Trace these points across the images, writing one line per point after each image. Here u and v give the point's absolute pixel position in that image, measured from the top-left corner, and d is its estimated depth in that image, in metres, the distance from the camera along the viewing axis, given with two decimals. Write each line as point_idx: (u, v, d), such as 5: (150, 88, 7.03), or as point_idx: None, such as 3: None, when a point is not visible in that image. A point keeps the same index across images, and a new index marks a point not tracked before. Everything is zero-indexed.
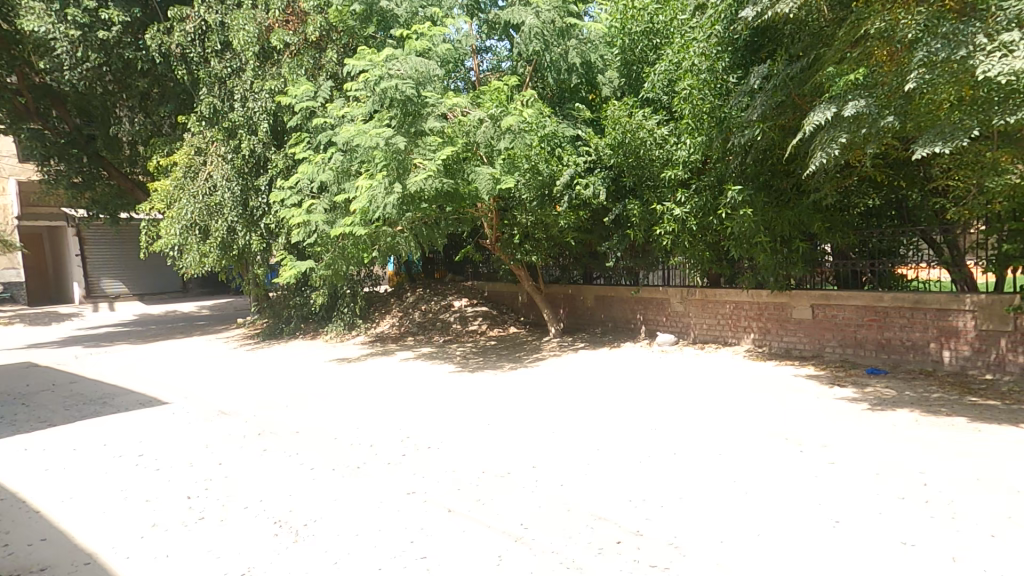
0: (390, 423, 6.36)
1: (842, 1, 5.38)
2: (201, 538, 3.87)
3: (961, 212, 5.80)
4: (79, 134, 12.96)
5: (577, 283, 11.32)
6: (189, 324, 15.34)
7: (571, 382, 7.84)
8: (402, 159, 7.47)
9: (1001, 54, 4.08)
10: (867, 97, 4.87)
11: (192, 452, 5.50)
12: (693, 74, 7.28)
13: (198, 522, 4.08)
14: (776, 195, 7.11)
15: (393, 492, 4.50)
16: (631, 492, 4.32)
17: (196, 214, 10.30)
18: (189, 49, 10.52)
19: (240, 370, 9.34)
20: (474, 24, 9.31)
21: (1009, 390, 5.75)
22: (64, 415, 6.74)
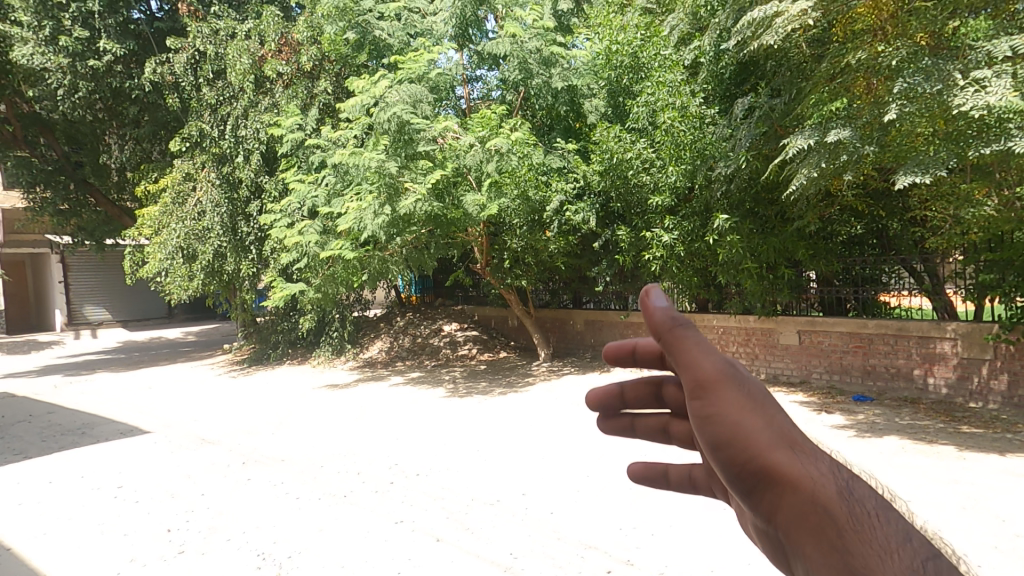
0: (379, 451, 6.25)
1: (819, 38, 5.62)
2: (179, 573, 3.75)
3: (939, 241, 5.94)
4: (67, 161, 12.96)
5: (566, 307, 11.40)
6: (174, 351, 15.14)
7: (561, 407, 7.79)
8: (393, 182, 7.48)
9: (974, 89, 4.19)
10: (847, 126, 4.93)
11: (174, 483, 5.36)
12: (673, 108, 7.36)
13: (177, 556, 3.97)
14: (761, 222, 7.25)
15: (381, 521, 4.41)
16: (623, 520, 4.26)
17: (183, 238, 10.25)
18: (182, 78, 10.60)
19: (225, 397, 9.18)
20: (464, 55, 9.46)
21: (993, 418, 5.80)
22: (39, 446, 6.55)
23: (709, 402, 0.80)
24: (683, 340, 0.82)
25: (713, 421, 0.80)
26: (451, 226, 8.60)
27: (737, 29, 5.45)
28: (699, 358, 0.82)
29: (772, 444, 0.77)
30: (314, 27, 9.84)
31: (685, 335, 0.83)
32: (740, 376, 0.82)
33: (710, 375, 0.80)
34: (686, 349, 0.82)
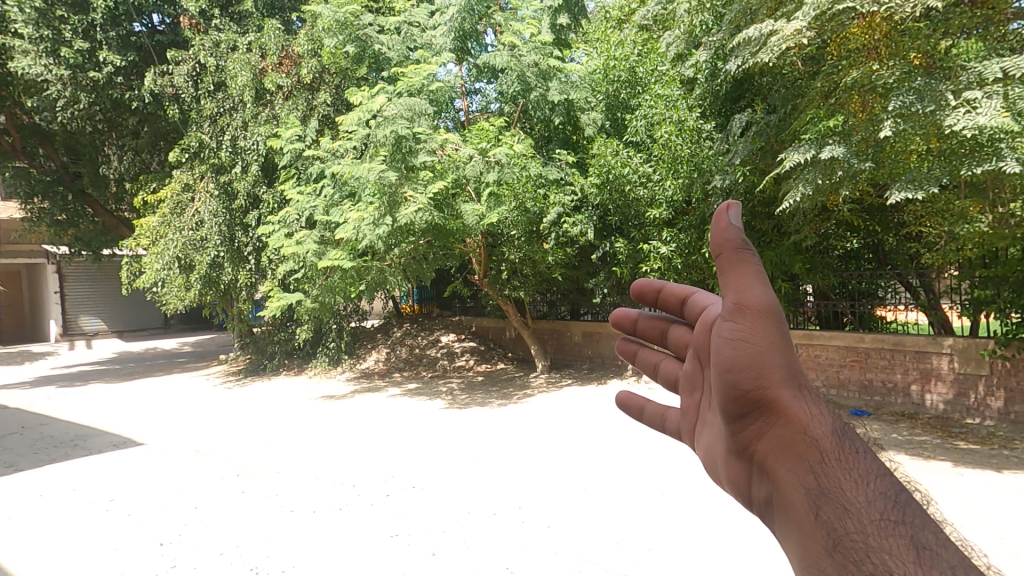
0: (374, 463, 6.21)
1: (813, 56, 5.69)
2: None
3: (935, 257, 5.96)
4: (66, 172, 12.98)
5: (564, 319, 11.43)
6: (170, 362, 15.05)
7: (558, 419, 7.76)
8: (393, 193, 7.50)
9: (966, 109, 4.23)
10: (842, 142, 4.95)
11: (167, 496, 5.30)
12: (670, 122, 7.41)
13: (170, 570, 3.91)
14: (757, 236, 7.30)
15: (376, 535, 4.36)
16: (621, 535, 4.21)
17: (181, 248, 10.26)
18: (182, 90, 10.67)
19: (221, 408, 9.13)
20: (463, 68, 9.54)
21: (990, 434, 5.80)
22: (31, 459, 6.48)
23: (749, 323, 1.14)
24: (744, 265, 1.16)
25: (740, 336, 1.15)
26: (449, 237, 8.62)
27: (736, 51, 5.48)
28: (751, 289, 1.15)
29: (778, 367, 1.13)
30: (314, 40, 9.91)
31: (746, 262, 1.16)
32: (777, 316, 1.14)
33: (754, 304, 1.14)
34: (743, 275, 1.15)
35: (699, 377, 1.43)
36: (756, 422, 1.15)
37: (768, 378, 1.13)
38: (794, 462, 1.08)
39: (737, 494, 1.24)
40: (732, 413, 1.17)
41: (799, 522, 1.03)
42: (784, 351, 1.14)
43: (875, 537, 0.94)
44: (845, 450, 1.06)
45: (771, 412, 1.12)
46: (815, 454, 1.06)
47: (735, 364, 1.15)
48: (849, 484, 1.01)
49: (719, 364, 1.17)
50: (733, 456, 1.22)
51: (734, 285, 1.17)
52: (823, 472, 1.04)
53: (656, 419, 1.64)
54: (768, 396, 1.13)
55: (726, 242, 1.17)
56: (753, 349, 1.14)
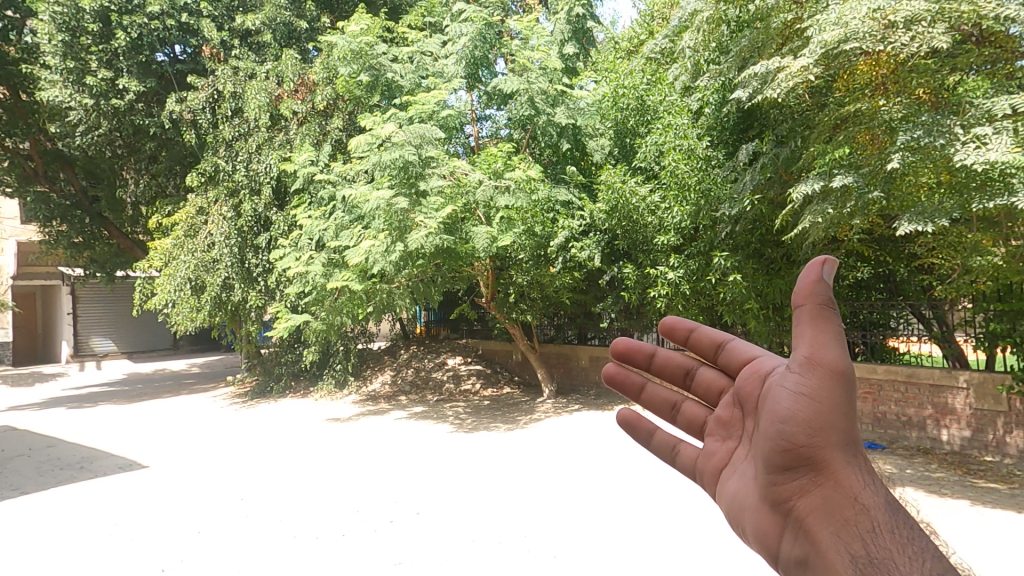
0: (378, 488, 6.12)
1: (822, 89, 5.72)
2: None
3: (948, 290, 5.92)
4: (84, 195, 13.26)
5: (572, 343, 11.40)
6: (176, 383, 15.07)
7: (564, 445, 7.65)
8: (404, 219, 7.58)
9: (975, 145, 4.24)
10: (854, 176, 4.95)
11: (170, 520, 5.24)
12: (678, 151, 7.51)
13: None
14: (766, 263, 7.29)
15: (379, 563, 4.27)
16: (629, 568, 4.07)
17: (192, 269, 10.37)
18: (199, 115, 10.94)
19: (226, 430, 9.10)
20: (474, 95, 9.71)
21: (1010, 472, 5.65)
22: (37, 481, 6.46)
23: (815, 380, 1.20)
24: (827, 321, 1.19)
25: (805, 392, 1.21)
26: (458, 261, 8.68)
27: (743, 83, 5.54)
28: (827, 349, 1.20)
29: (837, 431, 1.18)
30: (329, 68, 10.16)
31: (828, 320, 1.19)
32: (847, 381, 1.19)
33: (827, 362, 1.19)
34: (820, 332, 1.20)
35: (737, 425, 1.47)
36: (803, 478, 1.19)
37: (826, 438, 1.18)
38: (841, 526, 1.11)
39: (764, 546, 1.26)
40: (782, 464, 1.22)
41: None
42: (845, 417, 1.19)
43: None
44: (895, 524, 1.09)
45: (823, 472, 1.17)
46: (865, 521, 1.10)
47: (794, 418, 1.22)
48: (901, 559, 1.03)
49: (779, 412, 1.24)
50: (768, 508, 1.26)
51: (810, 339, 1.22)
52: (872, 541, 1.07)
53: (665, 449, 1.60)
54: (823, 458, 1.18)
55: (811, 295, 1.19)
56: (817, 407, 1.20)
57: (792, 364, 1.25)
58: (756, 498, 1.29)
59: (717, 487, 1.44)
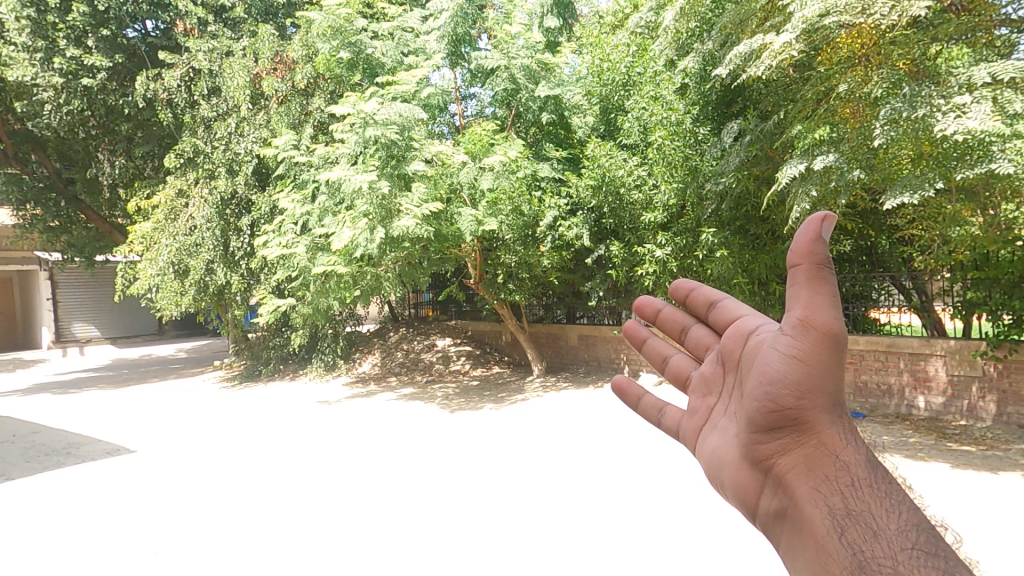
0: (367, 468, 6.15)
1: (806, 62, 5.64)
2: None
3: (927, 260, 6.03)
4: (58, 178, 12.95)
5: (561, 322, 11.51)
6: (163, 368, 14.96)
7: (553, 421, 7.77)
8: (386, 204, 7.49)
9: (956, 115, 4.23)
10: (836, 153, 4.99)
11: (158, 505, 5.23)
12: (663, 126, 7.50)
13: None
14: (752, 240, 7.38)
15: (373, 541, 4.32)
16: (615, 533, 4.26)
17: (174, 254, 10.23)
18: (175, 95, 10.68)
19: (215, 413, 9.09)
20: (458, 73, 9.56)
21: (983, 435, 5.81)
22: (23, 468, 6.42)
23: (809, 344, 1.17)
24: (824, 283, 1.15)
25: (796, 354, 1.19)
26: (444, 242, 8.66)
27: (726, 59, 5.52)
28: (823, 312, 1.16)
29: (825, 394, 1.17)
30: (308, 46, 9.91)
31: (825, 281, 1.14)
32: (839, 345, 1.16)
33: (822, 324, 1.16)
34: (817, 295, 1.15)
35: (719, 381, 1.50)
36: (786, 437, 1.20)
37: (813, 400, 1.17)
38: (820, 482, 1.13)
39: (743, 498, 1.29)
40: (768, 425, 1.22)
41: (821, 544, 1.08)
42: (834, 379, 1.18)
43: (906, 568, 0.99)
44: (874, 479, 1.12)
45: (807, 433, 1.17)
46: (845, 477, 1.12)
47: (784, 381, 1.20)
48: (879, 511, 1.06)
49: (767, 374, 1.22)
50: (748, 463, 1.28)
51: (805, 301, 1.18)
52: (852, 495, 1.10)
53: (652, 410, 1.67)
54: (808, 420, 1.17)
55: (809, 254, 1.14)
56: (806, 370, 1.18)
57: (787, 325, 1.22)
58: (737, 454, 1.31)
59: (700, 438, 1.47)
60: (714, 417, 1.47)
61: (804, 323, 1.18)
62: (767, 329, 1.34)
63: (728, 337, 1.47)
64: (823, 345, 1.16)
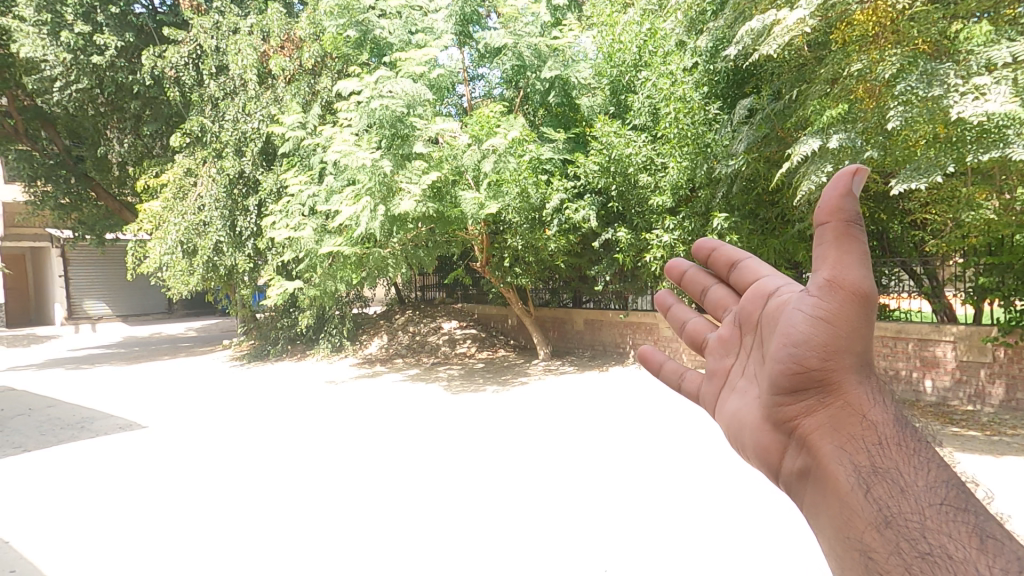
0: (374, 447, 6.22)
1: (820, 41, 5.55)
2: (180, 563, 3.71)
3: (939, 244, 5.95)
4: (68, 155, 13.02)
5: (567, 306, 11.54)
6: (173, 346, 15.14)
7: (558, 403, 7.81)
8: (387, 182, 7.45)
9: (973, 97, 4.15)
10: (850, 131, 4.91)
11: (169, 479, 5.33)
12: (680, 101, 7.40)
13: (182, 545, 3.97)
14: (761, 224, 7.34)
15: (384, 511, 4.43)
16: (618, 506, 4.30)
17: (183, 233, 10.30)
18: (182, 73, 10.67)
19: (223, 391, 9.20)
20: (466, 53, 9.53)
21: (990, 420, 5.77)
22: (39, 440, 6.56)
23: (839, 304, 1.24)
24: (852, 240, 1.23)
25: (824, 315, 1.26)
26: (449, 224, 8.68)
27: (738, 37, 5.43)
28: (853, 271, 1.23)
29: (851, 354, 1.24)
30: (316, 24, 9.90)
31: (853, 239, 1.23)
32: (868, 304, 1.23)
33: (849, 283, 1.23)
34: (846, 253, 1.23)
35: (736, 344, 1.60)
36: (811, 398, 1.27)
37: (838, 360, 1.24)
38: (846, 442, 1.19)
39: (766, 459, 1.38)
40: (794, 386, 1.30)
41: (845, 500, 1.16)
42: (862, 339, 1.25)
43: (935, 524, 1.06)
44: (901, 437, 1.18)
45: (833, 393, 1.24)
46: (872, 436, 1.18)
47: (810, 343, 1.27)
48: (907, 469, 1.13)
49: (794, 336, 1.30)
50: (771, 426, 1.36)
51: (834, 261, 1.25)
52: (877, 454, 1.16)
53: (673, 376, 1.78)
54: (834, 380, 1.24)
55: (838, 212, 1.23)
56: (831, 330, 1.25)
57: (815, 284, 1.29)
58: (761, 416, 1.39)
59: (722, 401, 1.56)
60: (736, 380, 1.56)
61: (833, 281, 1.25)
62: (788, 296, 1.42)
63: (747, 301, 1.55)
64: (853, 304, 1.23)
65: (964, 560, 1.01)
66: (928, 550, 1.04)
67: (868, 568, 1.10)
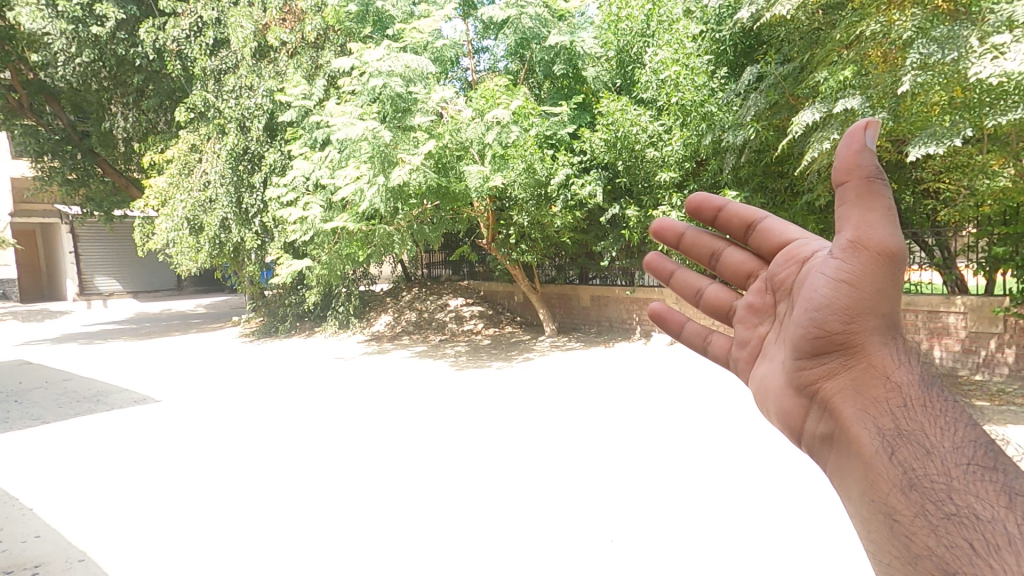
0: (384, 420, 6.33)
1: (836, 3, 5.38)
2: (203, 515, 4.05)
3: (952, 213, 5.86)
4: (73, 130, 13.03)
5: (574, 283, 11.55)
6: (184, 322, 15.32)
7: (566, 378, 7.89)
8: (387, 153, 7.33)
9: (993, 56, 3.99)
10: (860, 97, 4.80)
11: (186, 450, 5.46)
12: (681, 65, 7.33)
13: (205, 504, 4.24)
14: (771, 196, 7.26)
15: (392, 479, 4.58)
16: (624, 474, 4.37)
17: (189, 209, 10.36)
18: (184, 45, 10.54)
19: (234, 366, 9.32)
20: (471, 25, 9.42)
21: (999, 389, 5.75)
22: (57, 412, 6.72)
23: (863, 265, 1.26)
24: (873, 198, 1.24)
25: (847, 278, 1.28)
26: (454, 200, 8.66)
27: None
28: (876, 230, 1.24)
29: (875, 316, 1.26)
30: None
31: (876, 195, 1.24)
32: (893, 265, 1.24)
33: (875, 242, 1.24)
34: (865, 213, 1.25)
35: (770, 312, 1.60)
36: (833, 361, 1.29)
37: (861, 323, 1.26)
38: (869, 405, 1.22)
39: (788, 422, 1.40)
40: (817, 351, 1.32)
41: (868, 462, 1.18)
42: (886, 299, 1.26)
43: (960, 484, 1.07)
44: (928, 398, 1.19)
45: (856, 356, 1.26)
46: (896, 398, 1.20)
47: (834, 306, 1.29)
48: (931, 431, 1.14)
49: (816, 301, 1.32)
50: (793, 390, 1.39)
51: (856, 221, 1.26)
52: (902, 416, 1.18)
53: (696, 339, 1.81)
54: (858, 343, 1.26)
55: (857, 169, 1.24)
56: (854, 293, 1.27)
57: (838, 246, 1.31)
58: (783, 381, 1.41)
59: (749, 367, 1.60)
60: (761, 347, 1.59)
61: (855, 242, 1.27)
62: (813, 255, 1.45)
63: (776, 262, 1.57)
64: (873, 264, 1.25)
65: (992, 520, 1.03)
66: (954, 510, 1.06)
67: (893, 529, 1.12)
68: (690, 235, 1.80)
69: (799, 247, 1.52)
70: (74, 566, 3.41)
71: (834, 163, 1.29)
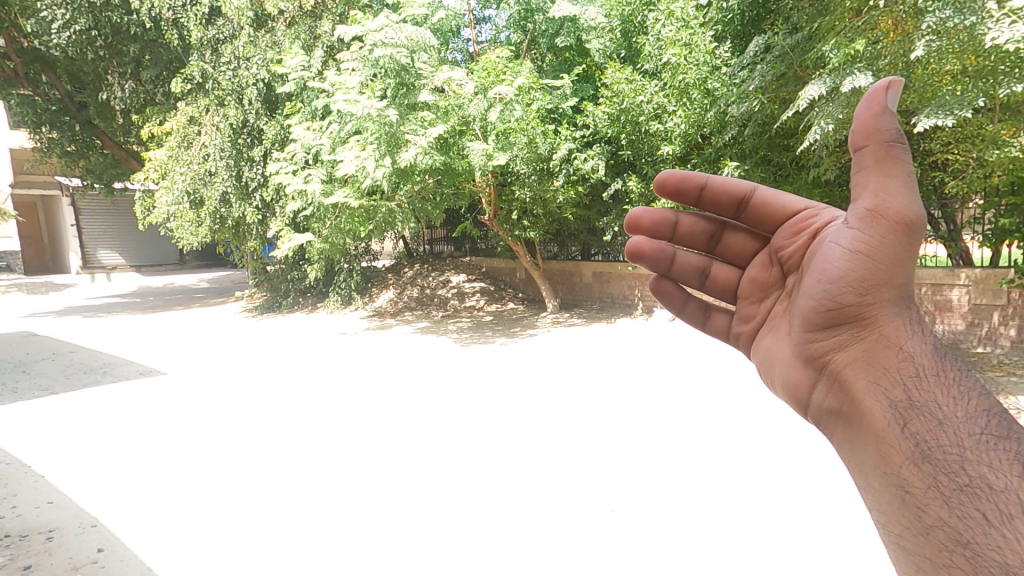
0: (388, 394, 6.41)
1: None
2: (211, 484, 4.13)
3: (959, 185, 5.79)
4: (70, 101, 12.89)
5: (576, 259, 11.54)
6: (187, 296, 15.37)
7: (567, 353, 7.96)
8: (393, 133, 7.22)
9: (1009, 22, 3.90)
10: (868, 70, 4.71)
11: (193, 422, 5.55)
12: (685, 39, 7.24)
13: (212, 474, 4.32)
14: (775, 169, 7.19)
15: (397, 451, 4.66)
16: (625, 447, 4.44)
17: (188, 182, 10.31)
18: (180, 13, 10.34)
19: (237, 341, 9.39)
20: None
21: (1000, 361, 5.78)
22: (65, 383, 6.80)
23: (882, 233, 1.28)
24: (892, 162, 1.26)
25: (863, 248, 1.31)
26: (456, 176, 8.58)
27: None
28: (893, 198, 1.27)
29: (889, 288, 1.29)
30: None
31: (895, 160, 1.26)
32: (910, 236, 1.27)
33: (894, 211, 1.26)
34: (882, 178, 1.27)
35: (777, 285, 1.64)
36: (846, 332, 1.32)
37: (877, 294, 1.29)
38: (880, 373, 1.24)
39: (795, 394, 1.44)
40: (828, 322, 1.36)
41: (880, 434, 1.20)
42: (902, 270, 1.30)
43: (972, 455, 1.09)
44: (941, 368, 1.22)
45: (869, 326, 1.29)
46: (909, 368, 1.22)
47: (847, 279, 1.33)
48: (944, 401, 1.16)
49: (830, 272, 1.36)
50: (803, 362, 1.42)
51: (875, 188, 1.29)
52: (913, 386, 1.20)
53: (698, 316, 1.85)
54: (870, 314, 1.29)
55: (876, 134, 1.26)
56: (869, 264, 1.30)
57: (855, 216, 1.34)
58: (794, 354, 1.45)
59: (755, 340, 1.66)
60: (766, 320, 1.64)
61: (872, 210, 1.30)
62: (822, 225, 1.53)
63: (784, 236, 1.63)
64: (886, 230, 1.28)
65: (1004, 489, 1.04)
66: (967, 481, 1.08)
67: (904, 500, 1.14)
68: (683, 222, 1.84)
69: (806, 217, 1.59)
70: (86, 531, 3.49)
71: (851, 127, 1.29)
